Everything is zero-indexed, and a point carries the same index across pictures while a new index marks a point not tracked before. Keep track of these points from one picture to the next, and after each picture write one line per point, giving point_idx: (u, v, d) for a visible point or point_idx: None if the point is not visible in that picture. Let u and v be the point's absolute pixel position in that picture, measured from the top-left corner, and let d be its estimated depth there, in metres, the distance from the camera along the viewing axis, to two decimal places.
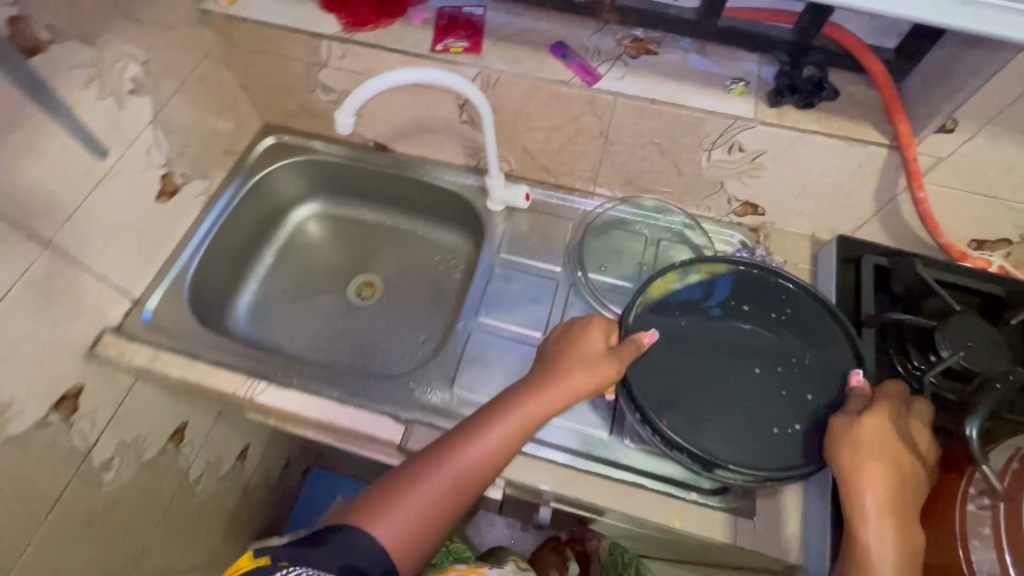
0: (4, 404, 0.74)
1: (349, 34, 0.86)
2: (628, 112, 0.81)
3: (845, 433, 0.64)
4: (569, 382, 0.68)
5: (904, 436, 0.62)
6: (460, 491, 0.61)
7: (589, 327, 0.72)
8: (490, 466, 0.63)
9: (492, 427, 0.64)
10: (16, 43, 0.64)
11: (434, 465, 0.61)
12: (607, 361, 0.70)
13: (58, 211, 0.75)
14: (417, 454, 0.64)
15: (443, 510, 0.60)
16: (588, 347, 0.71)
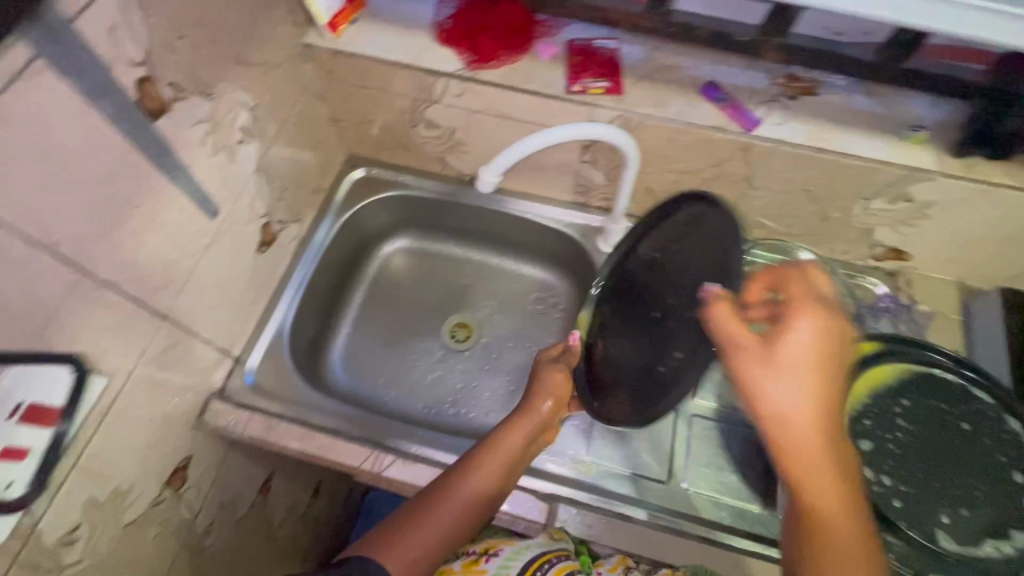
0: (124, 491, 0.68)
1: (473, 71, 0.77)
2: (785, 159, 0.74)
3: (736, 335, 0.42)
4: (518, 424, 0.69)
5: (846, 334, 0.41)
6: (465, 524, 0.61)
7: (548, 363, 0.76)
8: (492, 495, 0.64)
9: (484, 461, 0.65)
10: (146, 108, 0.57)
11: (441, 498, 0.61)
12: (547, 394, 0.72)
13: (175, 280, 0.68)
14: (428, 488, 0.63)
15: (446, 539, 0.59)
16: (547, 385, 0.73)
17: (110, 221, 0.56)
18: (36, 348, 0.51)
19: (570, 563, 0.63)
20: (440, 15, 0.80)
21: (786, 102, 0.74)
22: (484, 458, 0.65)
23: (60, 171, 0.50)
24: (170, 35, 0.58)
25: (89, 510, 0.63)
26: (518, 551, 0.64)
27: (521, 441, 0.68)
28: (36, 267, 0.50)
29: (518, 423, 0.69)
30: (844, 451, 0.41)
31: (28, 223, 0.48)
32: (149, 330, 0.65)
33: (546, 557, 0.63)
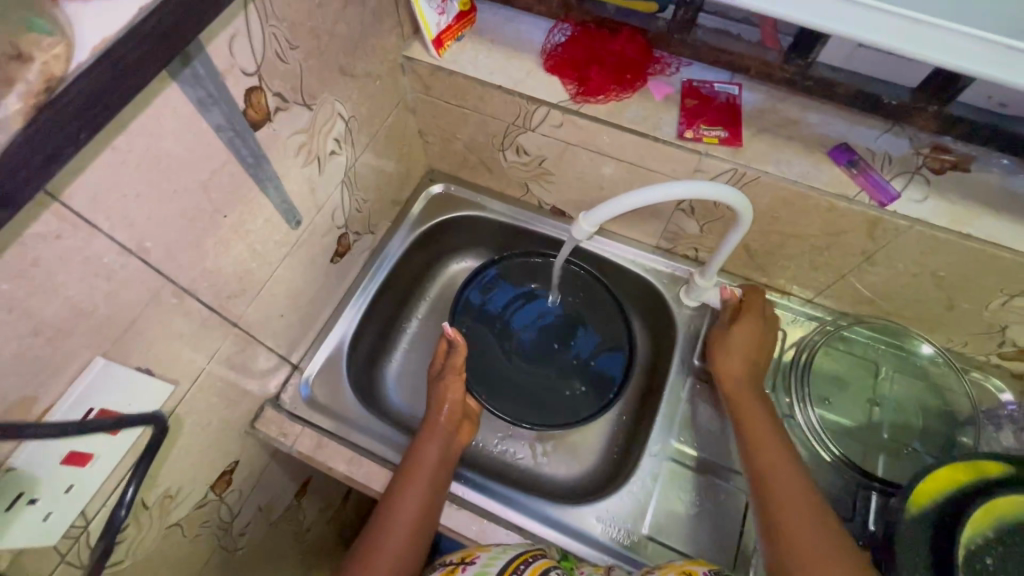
0: (172, 494, 0.67)
1: (577, 104, 0.72)
2: (918, 240, 0.66)
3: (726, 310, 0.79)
4: (429, 438, 0.74)
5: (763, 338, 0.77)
6: (416, 538, 0.65)
7: (437, 379, 0.81)
8: (430, 507, 0.68)
9: (414, 480, 0.69)
10: (250, 118, 0.55)
11: (389, 523, 0.65)
12: (442, 402, 0.78)
13: (251, 288, 0.67)
14: (371, 523, 0.67)
15: (407, 556, 0.64)
16: (445, 396, 0.78)
17: (200, 230, 0.55)
18: (112, 354, 0.50)
19: (546, 563, 0.58)
20: (551, 41, 0.76)
21: (927, 176, 0.65)
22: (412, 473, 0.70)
23: (161, 179, 0.48)
24: (283, 46, 0.56)
25: (137, 512, 0.62)
26: (494, 555, 0.59)
27: (436, 451, 0.73)
28: (126, 274, 0.48)
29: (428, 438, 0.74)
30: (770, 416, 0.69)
31: (124, 230, 0.46)
32: (219, 338, 0.64)
33: (522, 557, 0.58)
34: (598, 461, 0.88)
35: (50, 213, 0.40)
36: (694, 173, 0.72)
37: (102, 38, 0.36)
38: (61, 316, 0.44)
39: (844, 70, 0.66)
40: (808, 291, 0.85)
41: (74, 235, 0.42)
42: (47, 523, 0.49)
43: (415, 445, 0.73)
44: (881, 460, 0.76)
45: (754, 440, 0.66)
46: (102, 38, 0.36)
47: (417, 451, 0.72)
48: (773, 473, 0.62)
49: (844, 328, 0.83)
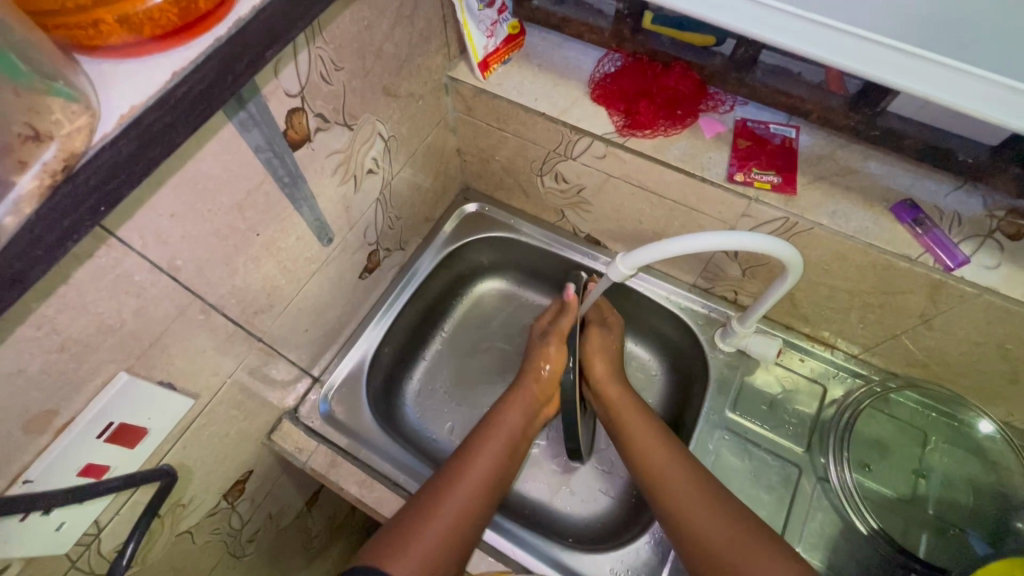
0: (184, 502, 0.66)
1: (622, 137, 0.70)
2: (983, 309, 0.61)
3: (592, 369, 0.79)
4: (512, 406, 0.79)
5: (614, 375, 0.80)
6: (484, 496, 0.69)
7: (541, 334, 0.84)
8: (506, 467, 0.73)
9: (493, 440, 0.74)
10: (289, 138, 0.55)
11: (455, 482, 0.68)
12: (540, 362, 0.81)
13: (278, 304, 0.66)
14: (433, 480, 0.69)
15: (471, 522, 0.66)
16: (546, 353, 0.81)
17: (231, 248, 0.55)
18: (135, 369, 0.50)
19: None
20: (600, 71, 0.74)
21: (1001, 241, 0.60)
22: (491, 435, 0.75)
23: (197, 200, 0.48)
24: (329, 67, 0.55)
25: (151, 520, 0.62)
26: None
27: (518, 420, 0.78)
28: (155, 290, 0.48)
29: (528, 397, 0.79)
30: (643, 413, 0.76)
31: (156, 248, 0.46)
32: (242, 352, 0.64)
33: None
34: (616, 505, 0.84)
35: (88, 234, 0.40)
36: (741, 217, 0.69)
37: (135, 103, 0.34)
38: (88, 334, 0.44)
39: (914, 121, 0.61)
40: (854, 346, 0.79)
41: (107, 254, 0.42)
42: (59, 533, 0.49)
43: (501, 407, 0.79)
44: (923, 538, 0.71)
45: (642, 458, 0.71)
46: (132, 105, 0.34)
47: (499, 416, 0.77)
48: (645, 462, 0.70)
49: (892, 390, 0.77)
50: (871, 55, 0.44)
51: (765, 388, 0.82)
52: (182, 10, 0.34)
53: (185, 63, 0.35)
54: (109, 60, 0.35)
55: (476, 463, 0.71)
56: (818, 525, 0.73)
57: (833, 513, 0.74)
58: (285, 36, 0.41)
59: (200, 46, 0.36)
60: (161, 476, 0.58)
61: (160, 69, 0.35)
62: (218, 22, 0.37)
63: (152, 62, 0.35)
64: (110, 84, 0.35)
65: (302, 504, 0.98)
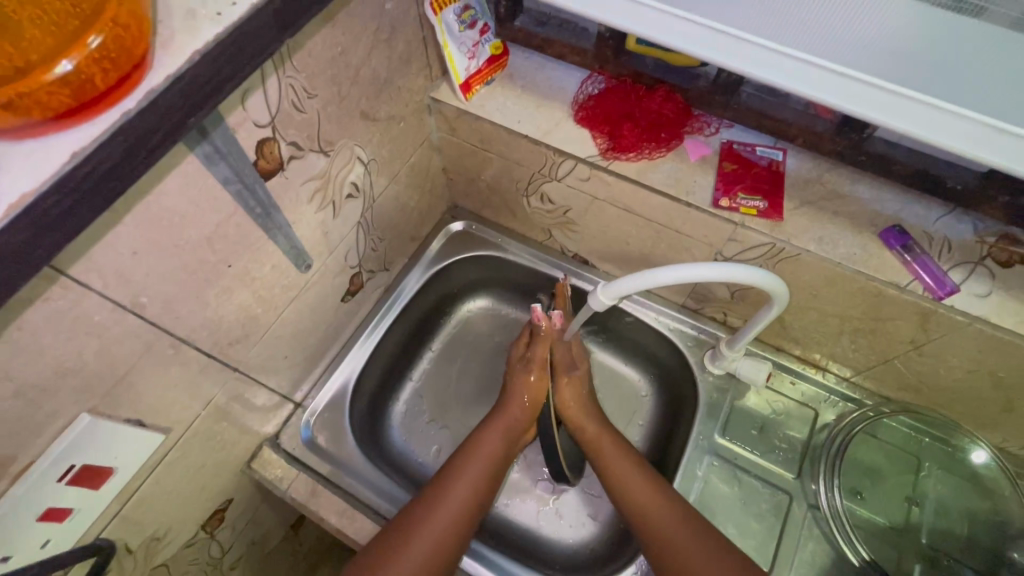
0: (158, 536, 0.65)
1: (606, 160, 0.68)
2: (974, 338, 0.60)
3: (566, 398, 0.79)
4: (493, 424, 0.77)
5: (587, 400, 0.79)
6: (464, 521, 0.67)
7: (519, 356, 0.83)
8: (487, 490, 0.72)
9: (471, 464, 0.72)
10: (260, 169, 0.53)
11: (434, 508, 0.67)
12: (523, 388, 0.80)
13: (255, 332, 0.65)
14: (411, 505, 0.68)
15: (450, 549, 0.65)
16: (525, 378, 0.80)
17: (201, 281, 0.53)
18: (99, 409, 0.49)
19: None
20: (584, 92, 0.73)
21: (992, 268, 0.59)
22: (472, 457, 0.73)
23: (161, 236, 0.46)
24: (301, 96, 0.54)
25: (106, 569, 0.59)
26: None
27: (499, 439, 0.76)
28: (118, 329, 0.47)
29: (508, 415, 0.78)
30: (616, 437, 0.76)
31: (118, 286, 0.45)
32: (217, 383, 0.62)
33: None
34: (604, 532, 0.83)
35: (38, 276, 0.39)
36: (727, 242, 0.67)
37: (25, 190, 0.31)
38: (45, 377, 0.43)
39: (902, 146, 0.60)
40: (846, 370, 0.78)
41: (63, 296, 0.41)
42: None
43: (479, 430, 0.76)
44: (916, 568, 0.69)
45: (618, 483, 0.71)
46: (22, 192, 0.31)
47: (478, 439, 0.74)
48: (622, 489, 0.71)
49: (885, 416, 0.75)
50: (844, 88, 0.43)
51: (756, 411, 0.80)
52: (75, 90, 0.32)
53: (83, 143, 0.33)
54: (7, 141, 0.33)
55: (452, 493, 0.69)
56: (809, 555, 0.71)
57: (825, 542, 0.72)
58: (223, 87, 0.39)
59: (104, 121, 0.33)
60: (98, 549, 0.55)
61: (57, 151, 0.32)
62: (126, 96, 0.34)
63: (47, 145, 0.33)
64: (5, 168, 0.32)
65: (286, 529, 0.96)
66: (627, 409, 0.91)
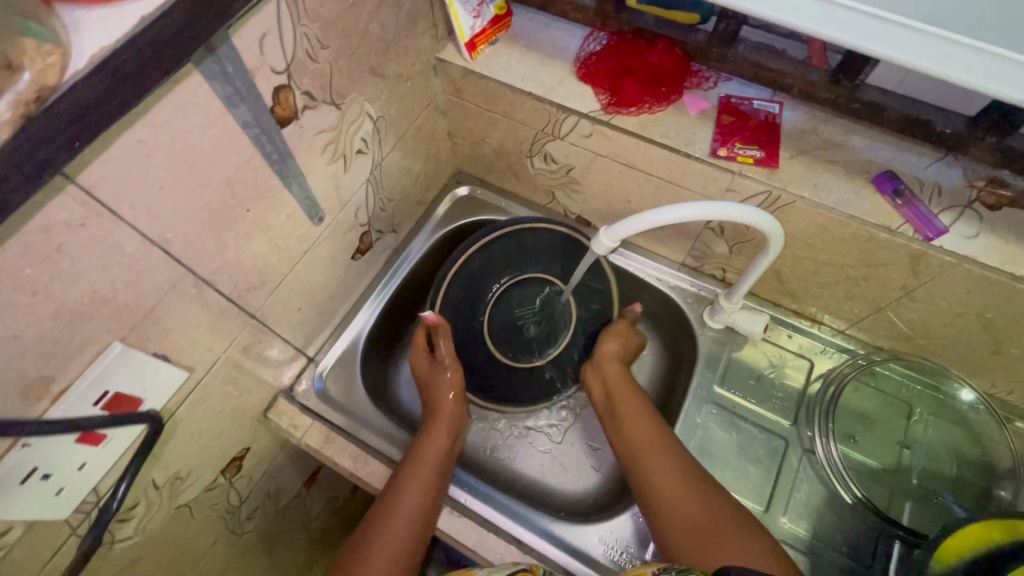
0: (182, 475, 0.68)
1: (608, 115, 0.71)
2: (962, 279, 0.62)
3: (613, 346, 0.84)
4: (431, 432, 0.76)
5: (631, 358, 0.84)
6: (420, 527, 0.66)
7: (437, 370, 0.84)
8: (439, 493, 0.70)
9: (418, 471, 0.71)
10: (277, 115, 0.56)
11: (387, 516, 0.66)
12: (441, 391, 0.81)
13: (270, 282, 0.68)
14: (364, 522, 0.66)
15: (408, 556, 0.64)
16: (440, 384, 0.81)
17: (221, 223, 0.56)
18: (129, 340, 0.52)
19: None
20: (586, 49, 0.75)
21: (981, 211, 0.61)
22: (418, 462, 0.72)
23: (185, 173, 0.49)
24: (314, 45, 0.56)
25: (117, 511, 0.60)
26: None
27: (442, 443, 0.75)
28: (147, 262, 0.49)
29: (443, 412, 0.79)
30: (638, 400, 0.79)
31: (146, 220, 0.47)
32: (236, 328, 0.65)
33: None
34: (604, 480, 0.86)
35: (54, 188, 0.40)
36: (725, 192, 0.70)
37: (104, 45, 0.36)
38: (82, 302, 0.46)
39: (893, 93, 0.62)
40: (841, 321, 0.80)
41: (98, 223, 0.43)
42: (60, 497, 0.50)
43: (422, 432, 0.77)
44: (906, 507, 0.72)
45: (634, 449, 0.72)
46: (102, 46, 0.36)
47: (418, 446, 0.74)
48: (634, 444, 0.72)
49: (877, 363, 0.78)
50: (840, 19, 0.45)
51: (753, 363, 0.83)
52: None
53: (149, 10, 0.37)
54: (81, 7, 0.37)
55: (406, 493, 0.68)
56: (803, 495, 0.74)
57: (818, 484, 0.75)
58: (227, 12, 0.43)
59: None
60: (147, 420, 0.56)
61: (128, 14, 0.37)
62: None
63: (117, 8, 0.37)
64: (81, 29, 0.36)
65: (301, 484, 0.99)
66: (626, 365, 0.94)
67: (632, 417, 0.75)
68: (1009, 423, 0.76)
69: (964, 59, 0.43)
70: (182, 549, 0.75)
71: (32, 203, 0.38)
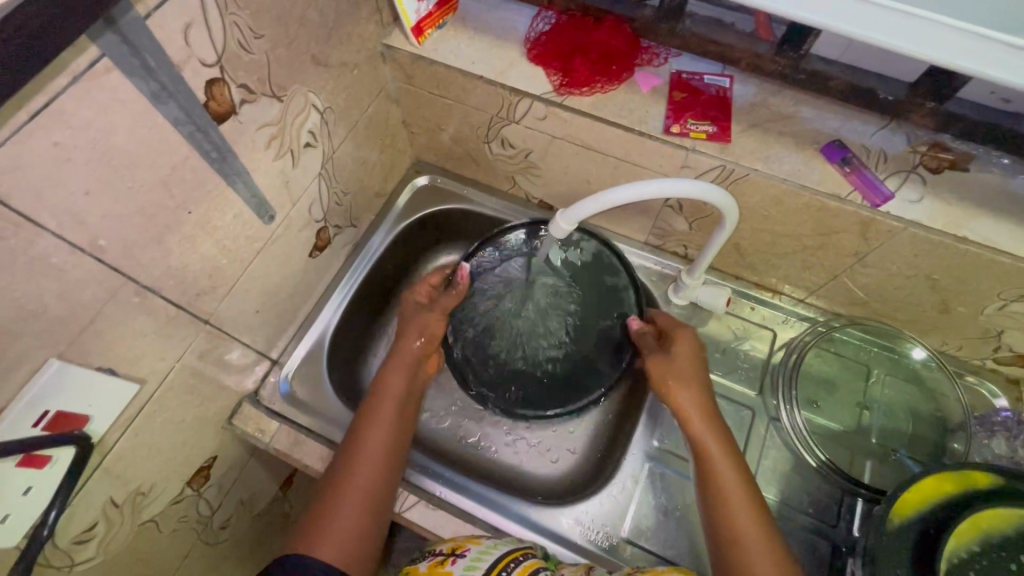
0: (144, 490, 0.66)
1: (561, 96, 0.70)
2: (911, 243, 0.64)
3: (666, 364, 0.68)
4: (395, 366, 0.74)
5: (701, 363, 0.69)
6: (386, 466, 0.66)
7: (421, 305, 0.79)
8: (402, 427, 0.70)
9: (381, 403, 0.70)
10: (212, 111, 0.53)
11: (350, 457, 0.65)
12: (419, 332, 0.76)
13: (223, 284, 0.66)
14: (330, 465, 0.66)
15: (379, 496, 0.64)
16: (419, 327, 0.76)
17: (161, 227, 0.53)
18: (68, 355, 0.49)
19: (536, 563, 0.58)
20: (535, 29, 0.73)
21: (924, 175, 0.63)
22: (382, 398, 0.70)
23: (114, 176, 0.46)
24: (247, 35, 0.54)
25: (74, 532, 0.58)
26: (485, 549, 0.59)
27: (403, 378, 0.73)
28: (78, 272, 0.47)
29: (410, 353, 0.75)
30: (721, 428, 0.65)
31: (74, 228, 0.45)
32: (189, 335, 0.63)
33: (513, 555, 0.58)
34: (581, 462, 0.87)
35: None
36: (681, 169, 0.70)
37: None
38: (9, 319, 0.43)
39: (839, 62, 0.63)
40: (800, 291, 0.82)
41: (17, 234, 0.41)
42: (5, 525, 0.48)
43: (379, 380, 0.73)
44: (867, 465, 0.75)
45: (726, 505, 0.59)
46: None
47: (381, 382, 0.72)
48: (729, 503, 0.59)
49: (836, 330, 0.80)
50: None
51: (718, 337, 0.84)
52: None
53: None
54: None
55: (371, 431, 0.67)
56: (770, 462, 0.77)
57: (785, 450, 0.77)
58: None
59: None
60: (73, 441, 0.51)
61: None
62: None
63: None
64: None
65: (276, 489, 0.98)
66: None
67: (722, 464, 0.62)
68: (960, 377, 0.79)
69: (889, 22, 0.43)
70: (152, 566, 0.73)
71: None
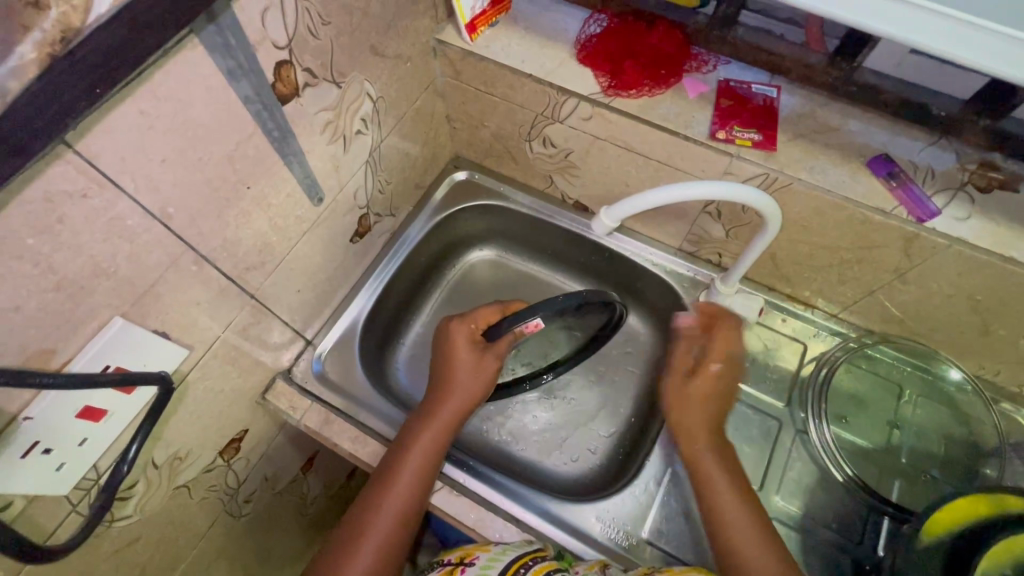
0: (182, 456, 0.68)
1: (608, 97, 0.71)
2: (956, 261, 0.63)
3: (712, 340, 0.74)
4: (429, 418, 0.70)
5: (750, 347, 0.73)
6: (401, 533, 0.63)
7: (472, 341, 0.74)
8: (426, 486, 0.67)
9: (409, 457, 0.67)
10: (279, 91, 0.55)
11: (369, 515, 0.63)
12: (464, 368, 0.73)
13: (270, 261, 0.68)
14: (347, 519, 0.64)
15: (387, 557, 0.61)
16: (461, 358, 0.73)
17: (222, 200, 0.56)
18: (129, 315, 0.51)
19: (547, 565, 0.59)
20: (586, 31, 0.75)
21: (972, 194, 0.62)
22: (411, 451, 0.68)
23: (187, 147, 0.49)
24: (316, 21, 0.56)
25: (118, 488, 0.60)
26: (494, 556, 0.60)
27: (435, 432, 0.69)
28: (148, 237, 0.49)
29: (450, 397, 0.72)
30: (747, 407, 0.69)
31: (148, 194, 0.47)
32: (236, 307, 0.65)
33: (522, 560, 0.59)
34: (602, 463, 0.87)
35: (55, 156, 0.39)
36: (724, 175, 0.70)
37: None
38: (83, 275, 0.45)
39: (891, 77, 0.63)
40: (834, 305, 0.82)
41: (100, 195, 0.43)
42: (62, 473, 0.50)
43: (417, 421, 0.71)
44: (896, 484, 0.74)
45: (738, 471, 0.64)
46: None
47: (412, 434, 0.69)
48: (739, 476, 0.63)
49: (868, 346, 0.80)
50: None
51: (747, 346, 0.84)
52: None
53: None
54: None
55: (391, 490, 0.65)
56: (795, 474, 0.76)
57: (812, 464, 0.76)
58: None
59: None
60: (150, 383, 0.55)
61: None
62: None
63: None
64: None
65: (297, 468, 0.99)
66: (624, 350, 0.96)
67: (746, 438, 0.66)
68: (996, 404, 0.78)
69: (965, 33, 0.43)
70: (180, 531, 0.75)
71: (28, 171, 0.38)
